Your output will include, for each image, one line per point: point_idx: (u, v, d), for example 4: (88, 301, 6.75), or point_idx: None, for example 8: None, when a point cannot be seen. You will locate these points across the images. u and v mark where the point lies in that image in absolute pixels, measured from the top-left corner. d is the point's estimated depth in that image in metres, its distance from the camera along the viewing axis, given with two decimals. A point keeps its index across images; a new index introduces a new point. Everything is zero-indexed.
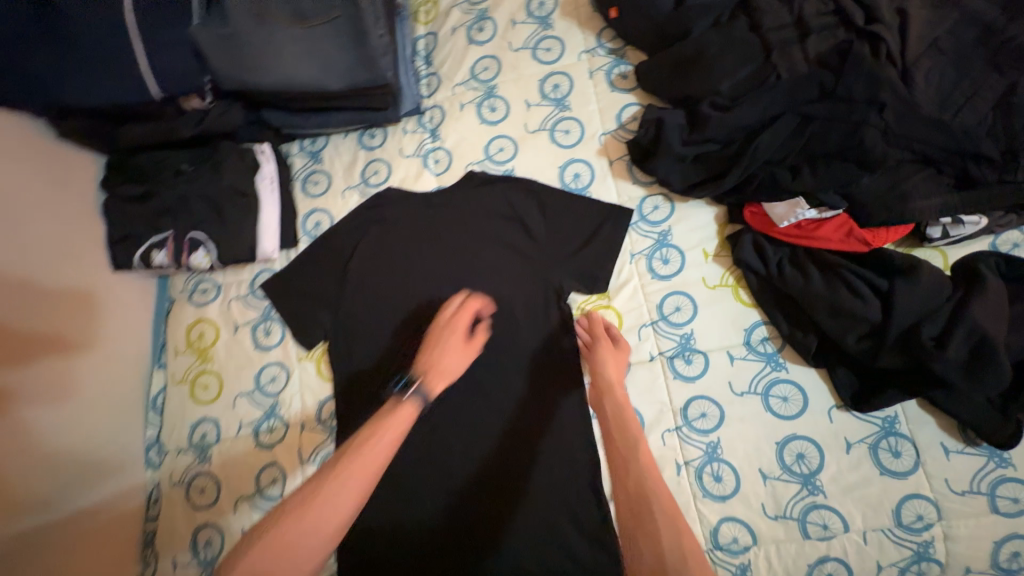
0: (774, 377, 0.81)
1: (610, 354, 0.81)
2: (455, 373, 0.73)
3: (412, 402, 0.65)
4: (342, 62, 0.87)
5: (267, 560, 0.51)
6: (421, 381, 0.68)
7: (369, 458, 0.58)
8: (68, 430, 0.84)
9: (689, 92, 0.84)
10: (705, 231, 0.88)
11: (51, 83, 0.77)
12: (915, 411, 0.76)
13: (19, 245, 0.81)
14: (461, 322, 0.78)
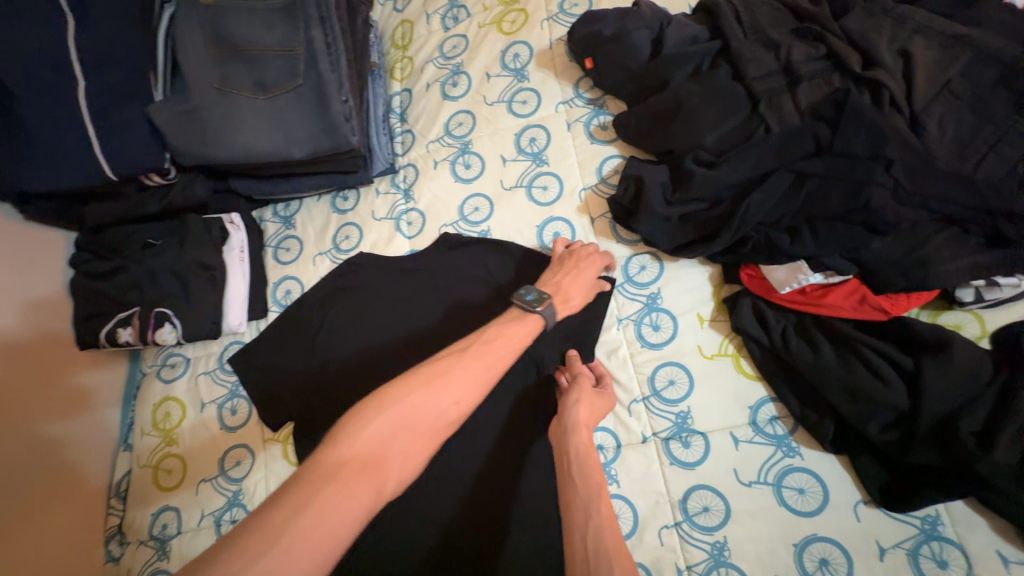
0: (786, 466, 0.70)
1: (585, 397, 0.71)
2: (577, 305, 0.75)
3: (541, 317, 0.70)
4: (305, 130, 0.84)
5: (364, 452, 0.52)
6: (551, 302, 0.72)
7: (487, 360, 0.62)
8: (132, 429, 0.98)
9: (672, 146, 0.77)
10: (698, 294, 0.80)
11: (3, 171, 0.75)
12: (962, 510, 0.64)
13: None
14: (598, 258, 0.79)
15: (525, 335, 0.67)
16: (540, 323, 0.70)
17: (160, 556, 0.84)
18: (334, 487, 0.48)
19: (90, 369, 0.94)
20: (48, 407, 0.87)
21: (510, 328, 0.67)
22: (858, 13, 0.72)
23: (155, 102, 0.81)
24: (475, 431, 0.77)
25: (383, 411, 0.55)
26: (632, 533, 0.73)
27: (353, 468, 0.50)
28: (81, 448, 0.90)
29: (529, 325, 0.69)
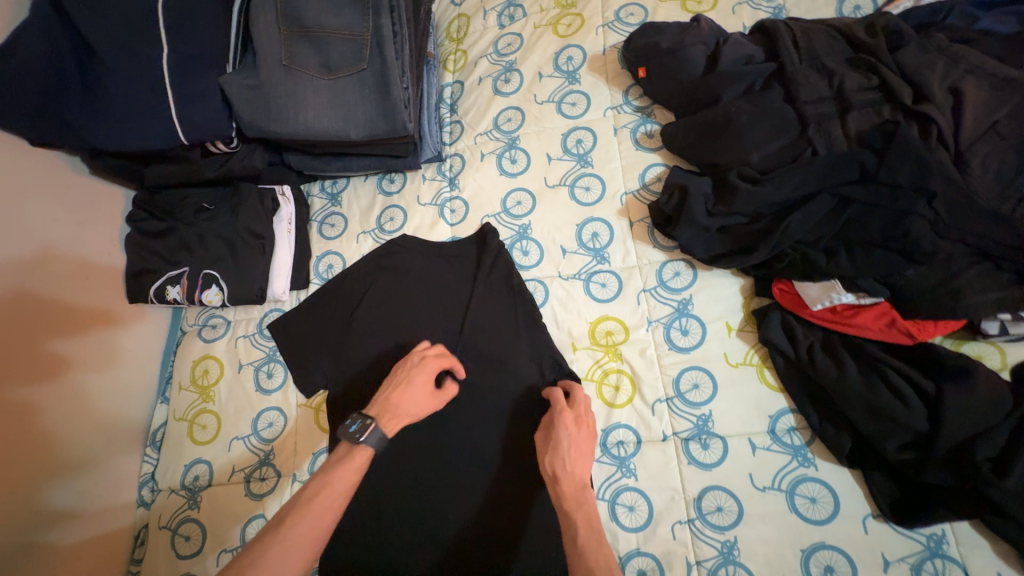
0: (801, 475, 0.73)
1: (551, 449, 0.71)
2: (409, 416, 0.72)
3: (366, 447, 0.66)
4: (364, 113, 0.88)
5: None
6: (376, 423, 0.68)
7: (307, 522, 0.58)
8: (111, 399, 0.92)
9: (718, 159, 0.80)
10: (728, 303, 0.83)
11: (82, 128, 0.79)
12: (968, 532, 0.67)
13: (42, 279, 0.85)
14: (433, 366, 0.75)
15: (351, 475, 0.64)
16: (368, 452, 0.66)
17: (192, 506, 0.88)
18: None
19: (69, 334, 0.87)
20: (20, 370, 0.80)
21: (332, 477, 0.63)
22: (912, 48, 0.74)
23: (226, 73, 0.85)
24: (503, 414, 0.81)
25: None
26: (646, 525, 0.76)
27: None
28: (55, 418, 0.83)
29: (355, 465, 0.65)
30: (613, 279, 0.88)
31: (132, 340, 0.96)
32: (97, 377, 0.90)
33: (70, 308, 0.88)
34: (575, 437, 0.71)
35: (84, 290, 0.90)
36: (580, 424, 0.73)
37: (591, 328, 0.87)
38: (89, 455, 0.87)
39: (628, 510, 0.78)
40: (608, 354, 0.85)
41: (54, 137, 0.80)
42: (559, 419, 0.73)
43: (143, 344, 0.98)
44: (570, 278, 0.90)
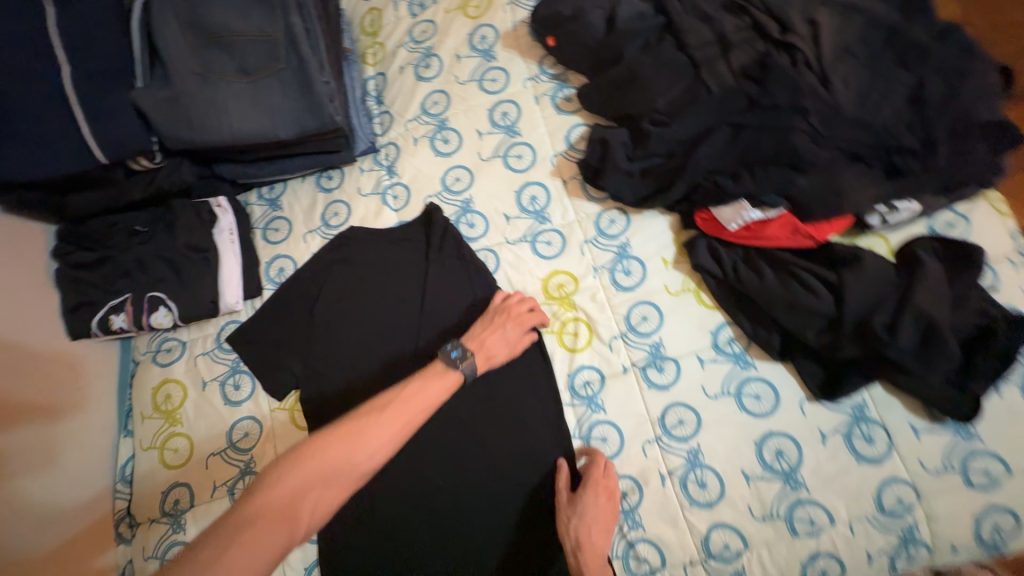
0: (744, 377, 0.83)
1: (579, 516, 0.76)
2: (497, 361, 0.82)
3: (460, 373, 0.77)
4: (289, 112, 0.88)
5: (311, 473, 0.62)
6: (473, 360, 0.78)
7: (404, 411, 0.70)
8: (57, 472, 0.85)
9: (630, 110, 0.87)
10: (661, 240, 0.91)
11: None
12: (882, 395, 0.78)
13: None
14: (527, 320, 0.84)
15: (442, 390, 0.74)
16: (461, 377, 0.77)
17: (178, 531, 0.86)
18: (242, 537, 0.56)
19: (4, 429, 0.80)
20: None
21: (428, 389, 0.74)
22: None
23: (136, 87, 0.83)
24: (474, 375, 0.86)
25: (316, 456, 0.63)
26: (621, 451, 0.83)
27: (283, 497, 0.60)
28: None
29: (445, 379, 0.75)
30: (557, 236, 0.94)
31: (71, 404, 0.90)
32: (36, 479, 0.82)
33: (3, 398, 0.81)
34: (602, 508, 0.77)
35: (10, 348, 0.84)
36: (608, 494, 0.78)
37: (544, 284, 0.93)
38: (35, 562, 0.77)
39: (603, 441, 0.84)
40: (563, 305, 0.91)
41: None
42: (591, 488, 0.77)
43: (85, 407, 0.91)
44: (517, 242, 0.95)
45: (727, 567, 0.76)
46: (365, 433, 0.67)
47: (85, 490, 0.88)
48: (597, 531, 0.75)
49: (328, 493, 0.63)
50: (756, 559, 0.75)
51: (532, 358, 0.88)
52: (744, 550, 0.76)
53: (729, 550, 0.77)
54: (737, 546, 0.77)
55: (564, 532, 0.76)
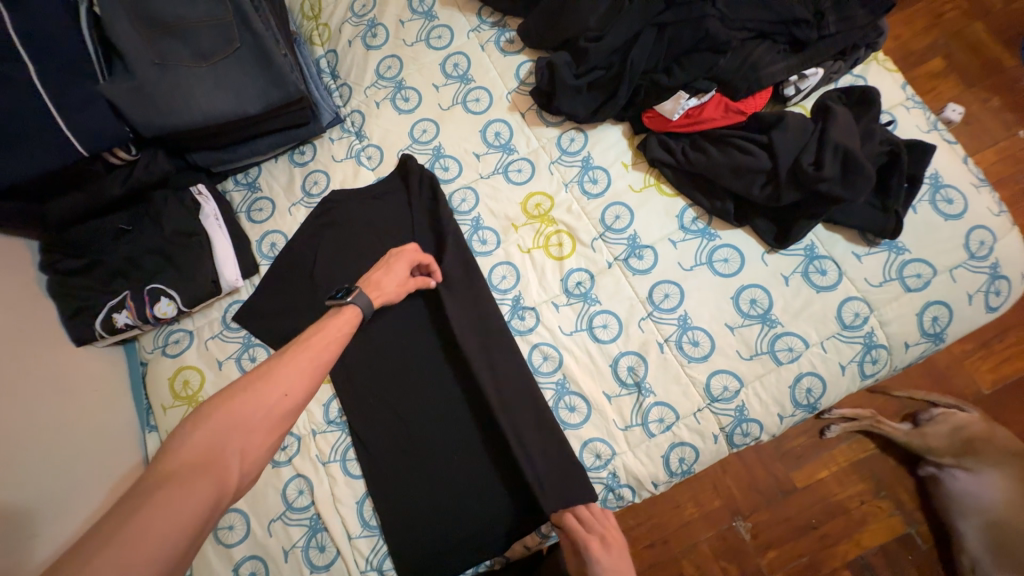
0: (712, 246, 0.94)
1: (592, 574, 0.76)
2: (391, 294, 0.86)
3: (356, 307, 0.78)
4: (255, 87, 0.93)
5: (223, 425, 0.58)
6: (361, 290, 0.81)
7: (312, 350, 0.69)
8: (79, 481, 0.83)
9: (566, 35, 0.97)
10: (617, 147, 1.01)
11: None
12: (825, 234, 0.91)
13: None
14: (408, 257, 0.90)
15: (343, 326, 0.75)
16: (358, 311, 0.78)
17: None
18: (157, 498, 0.49)
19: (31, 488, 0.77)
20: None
21: (326, 329, 0.73)
22: None
23: (102, 80, 0.85)
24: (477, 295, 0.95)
25: (226, 410, 0.59)
26: (620, 334, 0.92)
27: (195, 459, 0.54)
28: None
29: (347, 320, 0.76)
30: (525, 163, 1.03)
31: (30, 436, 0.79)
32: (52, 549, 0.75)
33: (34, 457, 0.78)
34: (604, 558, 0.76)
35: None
36: (605, 543, 0.78)
37: (523, 207, 1.01)
38: None
39: (603, 328, 0.93)
40: (544, 222, 1.00)
41: None
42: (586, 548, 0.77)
43: (48, 432, 0.82)
44: (490, 175, 1.03)
45: (730, 405, 0.87)
46: (276, 374, 0.65)
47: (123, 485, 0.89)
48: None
49: (249, 445, 0.59)
50: (751, 393, 0.87)
51: (472, 286, 0.95)
52: (741, 388, 0.88)
53: (729, 390, 0.88)
54: (734, 386, 0.88)
55: None
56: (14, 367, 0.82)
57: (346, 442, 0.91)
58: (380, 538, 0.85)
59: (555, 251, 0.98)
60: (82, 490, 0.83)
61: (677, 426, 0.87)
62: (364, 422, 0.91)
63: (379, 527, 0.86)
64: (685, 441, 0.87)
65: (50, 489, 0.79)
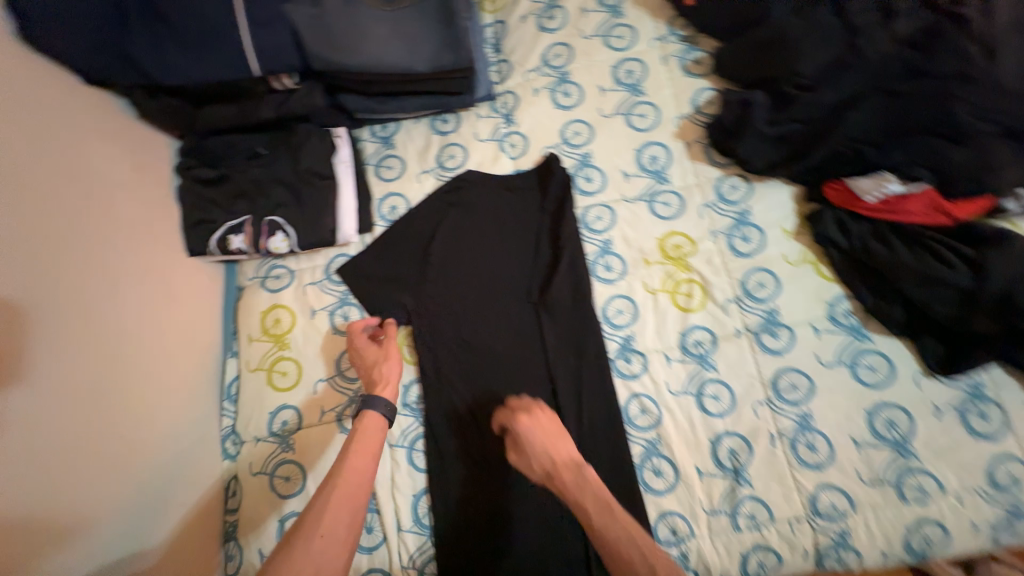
0: (859, 348, 0.84)
1: (524, 437, 0.72)
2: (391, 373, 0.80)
3: (373, 410, 0.74)
4: (428, 44, 0.88)
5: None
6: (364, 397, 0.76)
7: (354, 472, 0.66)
8: (167, 387, 0.85)
9: (772, 74, 0.87)
10: (783, 209, 0.92)
11: (152, 66, 0.81)
12: (1001, 377, 0.80)
13: (117, 223, 0.82)
14: (361, 342, 0.85)
15: (375, 435, 0.72)
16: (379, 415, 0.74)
17: (287, 450, 0.88)
18: None
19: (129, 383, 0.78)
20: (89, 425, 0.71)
21: (355, 447, 0.69)
22: None
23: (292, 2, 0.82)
24: (588, 323, 0.88)
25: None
26: (731, 411, 0.84)
27: None
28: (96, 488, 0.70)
29: (373, 428, 0.73)
30: (675, 197, 0.95)
31: (120, 376, 0.77)
32: (133, 444, 0.77)
33: (136, 352, 0.80)
34: (537, 424, 0.73)
35: (45, 326, 0.68)
36: (536, 415, 0.74)
37: (661, 244, 0.93)
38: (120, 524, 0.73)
39: (714, 398, 0.85)
40: (678, 266, 0.92)
41: (113, 73, 0.82)
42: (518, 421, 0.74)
43: (142, 356, 0.81)
44: (634, 200, 0.96)
45: (833, 526, 0.78)
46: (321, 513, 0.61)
47: (197, 403, 0.90)
48: (546, 445, 0.70)
49: None
50: (861, 521, 0.78)
51: (586, 313, 0.89)
52: (851, 511, 0.78)
53: (836, 510, 0.79)
54: (843, 507, 0.79)
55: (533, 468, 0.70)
56: (127, 275, 0.82)
57: (417, 431, 0.88)
58: (428, 540, 0.83)
59: (683, 301, 0.90)
60: (167, 398, 0.84)
61: (768, 528, 0.79)
62: (441, 417, 0.87)
63: (429, 527, 0.83)
64: (773, 548, 0.78)
65: (141, 390, 0.80)
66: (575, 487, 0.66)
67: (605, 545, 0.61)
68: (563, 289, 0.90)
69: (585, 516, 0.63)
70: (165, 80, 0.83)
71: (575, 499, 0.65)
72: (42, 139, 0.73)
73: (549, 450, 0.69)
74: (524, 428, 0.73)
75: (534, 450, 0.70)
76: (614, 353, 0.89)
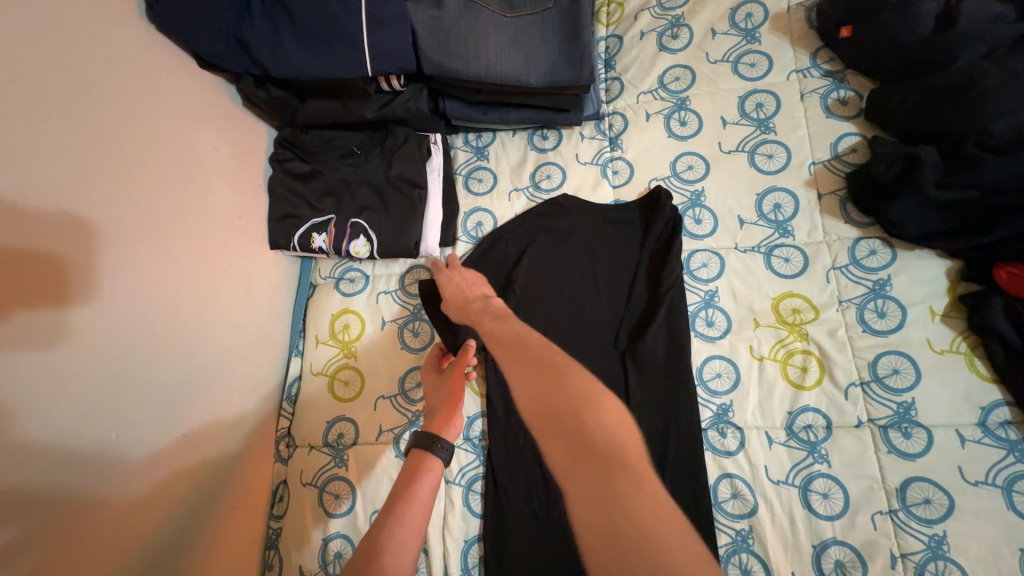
0: (1020, 472, 0.69)
1: (446, 276, 0.82)
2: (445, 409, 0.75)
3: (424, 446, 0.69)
4: (546, 57, 0.82)
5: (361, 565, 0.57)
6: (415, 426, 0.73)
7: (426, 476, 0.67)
8: (228, 381, 0.83)
9: (948, 128, 0.74)
10: (932, 286, 0.78)
11: (264, 56, 0.80)
12: None
13: (206, 210, 0.81)
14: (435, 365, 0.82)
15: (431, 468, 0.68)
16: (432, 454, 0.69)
17: (338, 465, 0.84)
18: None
19: (189, 373, 0.77)
20: (146, 414, 0.70)
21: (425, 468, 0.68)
22: None
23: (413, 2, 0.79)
24: (680, 383, 0.78)
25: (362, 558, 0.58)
26: (844, 516, 0.72)
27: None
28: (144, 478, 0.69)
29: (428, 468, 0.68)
30: (798, 254, 0.83)
31: (185, 370, 0.76)
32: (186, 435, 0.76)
33: (201, 342, 0.79)
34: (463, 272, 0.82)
35: (119, 318, 0.67)
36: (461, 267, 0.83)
37: (775, 304, 0.82)
38: (165, 518, 0.71)
39: (823, 497, 0.73)
40: (793, 333, 0.80)
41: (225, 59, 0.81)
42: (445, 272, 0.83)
43: (208, 346, 0.80)
44: (748, 251, 0.85)
45: None
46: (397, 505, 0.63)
47: (257, 399, 0.88)
48: (464, 284, 0.80)
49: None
50: None
51: (681, 373, 0.79)
52: None
53: None
54: None
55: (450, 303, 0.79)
56: (210, 265, 0.82)
57: (476, 471, 0.81)
58: None
59: (798, 375, 0.78)
60: (226, 391, 0.83)
61: None
62: (503, 459, 0.80)
63: None
64: None
65: (201, 382, 0.79)
66: (479, 308, 0.74)
67: (534, 404, 0.55)
68: (656, 341, 0.80)
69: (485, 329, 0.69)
70: (275, 72, 0.81)
71: (476, 316, 0.73)
72: (149, 126, 0.74)
73: (462, 287, 0.80)
74: (448, 276, 0.82)
75: (455, 290, 0.79)
76: (707, 423, 0.79)
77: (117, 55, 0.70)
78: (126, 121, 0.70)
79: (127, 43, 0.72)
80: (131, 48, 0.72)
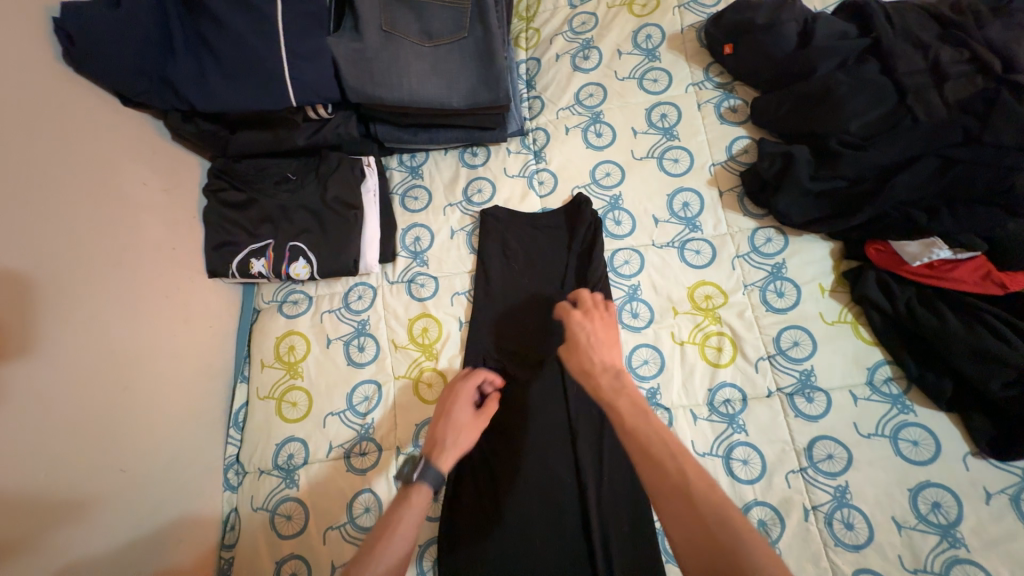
0: (902, 421, 0.79)
1: (583, 323, 0.77)
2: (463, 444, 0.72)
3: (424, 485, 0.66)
4: (466, 81, 0.88)
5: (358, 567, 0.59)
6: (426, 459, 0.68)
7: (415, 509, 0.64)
8: (171, 411, 0.83)
9: (816, 129, 0.86)
10: (820, 266, 0.88)
11: (190, 90, 0.82)
12: None
13: (137, 242, 0.82)
14: (466, 392, 0.78)
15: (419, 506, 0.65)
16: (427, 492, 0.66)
17: (288, 486, 0.85)
18: None
19: (126, 406, 0.76)
20: (77, 451, 0.69)
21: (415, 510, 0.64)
22: (997, 26, 0.82)
23: (334, 36, 0.84)
24: None
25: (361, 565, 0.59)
26: (762, 478, 0.79)
27: None
28: (83, 515, 0.68)
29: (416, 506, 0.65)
30: (706, 246, 0.92)
31: (125, 406, 0.76)
32: (124, 469, 0.74)
33: (139, 374, 0.79)
34: (594, 328, 0.76)
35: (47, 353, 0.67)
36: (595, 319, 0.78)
37: (690, 293, 0.90)
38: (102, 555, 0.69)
39: (743, 463, 0.80)
40: (708, 317, 0.88)
41: (150, 94, 0.82)
42: (580, 320, 0.77)
43: (146, 377, 0.80)
44: (664, 246, 0.93)
45: None
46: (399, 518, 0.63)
47: (203, 427, 0.88)
48: (599, 344, 0.74)
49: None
50: None
51: None
52: None
53: None
54: None
55: (575, 363, 0.73)
56: (144, 298, 0.82)
57: None
58: None
59: (714, 353, 0.86)
60: (167, 422, 0.82)
61: None
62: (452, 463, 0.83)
63: None
64: None
65: (140, 413, 0.78)
66: (610, 389, 0.66)
67: (676, 514, 0.53)
68: None
69: (616, 413, 0.63)
70: (202, 105, 0.84)
71: (609, 401, 0.65)
72: (73, 163, 0.74)
73: (589, 355, 0.72)
74: (579, 323, 0.77)
75: (582, 345, 0.74)
76: None
77: (34, 96, 0.71)
78: (46, 159, 0.71)
79: (45, 85, 0.73)
80: (50, 88, 0.73)
